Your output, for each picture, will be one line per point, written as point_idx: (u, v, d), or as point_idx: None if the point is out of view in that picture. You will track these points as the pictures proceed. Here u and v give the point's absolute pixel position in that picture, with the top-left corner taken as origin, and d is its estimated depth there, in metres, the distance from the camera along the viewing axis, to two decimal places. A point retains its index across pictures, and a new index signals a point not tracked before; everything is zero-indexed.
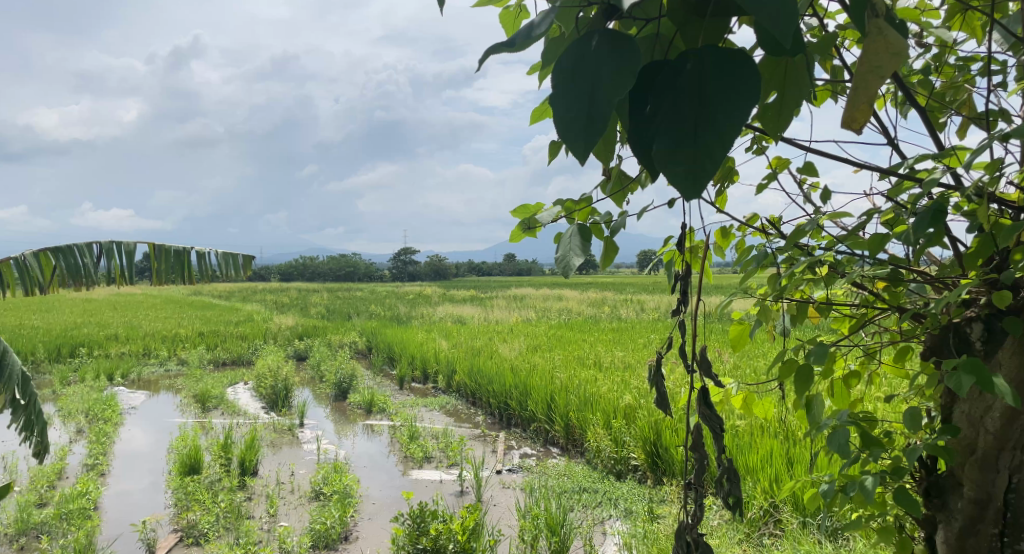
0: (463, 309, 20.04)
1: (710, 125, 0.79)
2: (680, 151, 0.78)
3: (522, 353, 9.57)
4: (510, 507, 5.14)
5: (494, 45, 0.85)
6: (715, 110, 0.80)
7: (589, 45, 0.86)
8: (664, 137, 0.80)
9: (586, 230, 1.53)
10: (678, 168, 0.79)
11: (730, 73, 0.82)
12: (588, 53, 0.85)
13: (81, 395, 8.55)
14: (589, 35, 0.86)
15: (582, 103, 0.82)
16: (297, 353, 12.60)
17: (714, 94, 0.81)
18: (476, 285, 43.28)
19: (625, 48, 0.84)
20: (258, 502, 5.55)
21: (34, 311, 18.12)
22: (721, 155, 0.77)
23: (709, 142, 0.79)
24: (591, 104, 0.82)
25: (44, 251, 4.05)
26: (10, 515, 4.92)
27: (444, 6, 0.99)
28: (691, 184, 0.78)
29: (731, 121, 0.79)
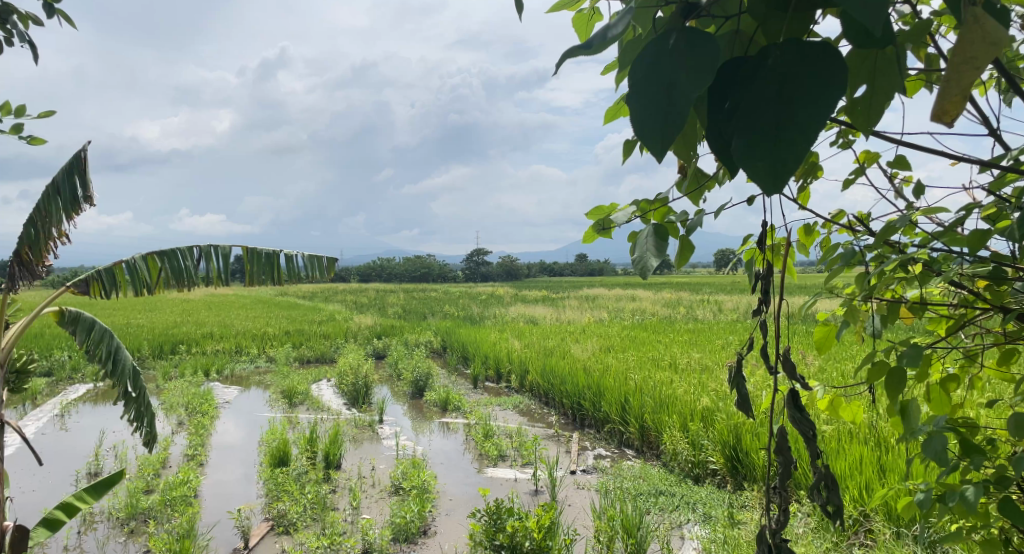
0: (536, 309, 20.14)
1: (793, 120, 0.79)
2: (761, 148, 0.79)
3: (594, 354, 9.51)
4: (585, 508, 5.13)
5: (572, 49, 0.88)
6: (798, 104, 0.80)
7: (667, 43, 0.87)
8: (744, 133, 0.81)
9: (661, 230, 1.54)
10: (758, 163, 0.79)
11: (814, 66, 0.82)
12: (667, 51, 0.87)
13: (181, 389, 9.16)
14: (668, 33, 0.88)
15: (659, 100, 0.84)
16: (375, 352, 12.99)
17: (796, 87, 0.81)
18: (549, 286, 43.34)
19: (703, 44, 0.85)
20: (342, 494, 5.78)
21: (138, 311, 19.53)
22: (804, 149, 0.77)
23: (792, 137, 0.79)
24: (668, 101, 0.84)
25: (151, 254, 4.41)
26: (121, 499, 5.31)
27: (521, 10, 1.03)
28: (772, 181, 0.78)
29: (814, 116, 0.79)
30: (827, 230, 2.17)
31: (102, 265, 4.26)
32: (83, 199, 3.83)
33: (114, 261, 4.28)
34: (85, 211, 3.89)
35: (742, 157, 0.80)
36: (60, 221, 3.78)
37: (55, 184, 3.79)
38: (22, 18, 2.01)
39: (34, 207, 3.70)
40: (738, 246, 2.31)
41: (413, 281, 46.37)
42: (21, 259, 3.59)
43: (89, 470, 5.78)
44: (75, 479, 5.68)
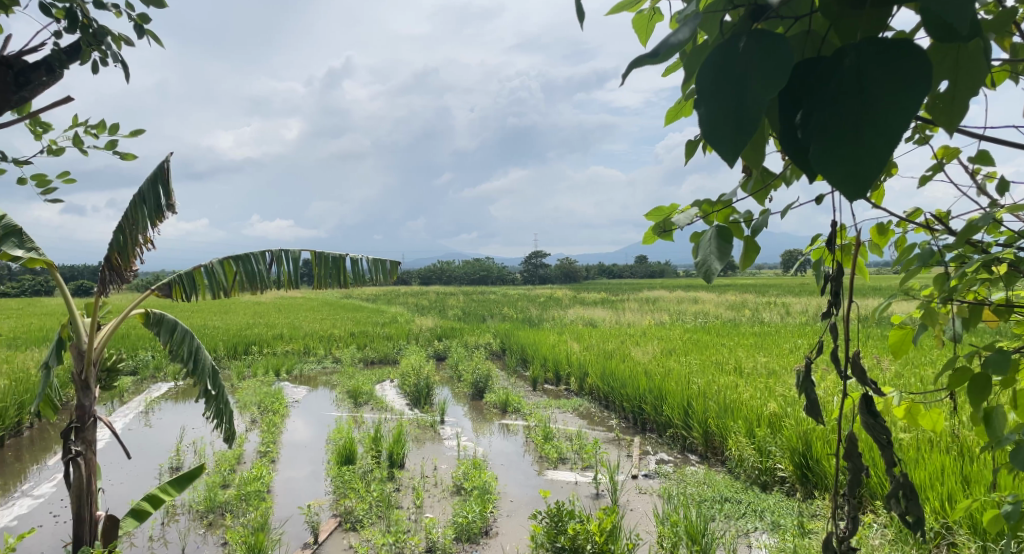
0: (595, 311, 19.99)
1: (872, 121, 0.78)
2: (840, 148, 0.78)
3: (656, 357, 9.38)
4: (648, 513, 5.07)
5: (637, 59, 0.92)
6: (878, 105, 0.79)
7: (736, 47, 0.87)
8: (823, 134, 0.80)
9: (724, 232, 1.53)
10: (839, 164, 0.78)
11: (895, 65, 0.81)
12: (736, 54, 0.87)
13: (254, 388, 9.54)
14: (737, 37, 0.88)
15: (730, 106, 0.85)
16: (436, 354, 13.19)
17: (876, 86, 0.80)
18: (608, 287, 42.95)
19: (776, 45, 0.85)
20: (406, 493, 5.89)
21: (214, 313, 20.48)
22: (887, 150, 0.76)
23: (872, 139, 0.78)
24: (740, 106, 0.84)
25: (227, 259, 4.63)
26: (200, 493, 5.58)
27: (582, 18, 1.06)
28: (854, 183, 0.77)
29: (895, 116, 0.78)
30: (902, 229, 2.09)
31: (183, 269, 4.50)
32: (166, 207, 4.06)
33: (194, 266, 4.51)
34: (167, 218, 4.10)
35: (819, 160, 0.79)
36: (146, 228, 4.01)
37: (141, 194, 4.02)
38: (115, 40, 2.15)
39: (122, 215, 3.93)
40: (806, 246, 2.24)
41: (473, 284, 46.82)
42: (111, 265, 3.85)
43: (171, 465, 6.10)
44: (159, 473, 6.01)
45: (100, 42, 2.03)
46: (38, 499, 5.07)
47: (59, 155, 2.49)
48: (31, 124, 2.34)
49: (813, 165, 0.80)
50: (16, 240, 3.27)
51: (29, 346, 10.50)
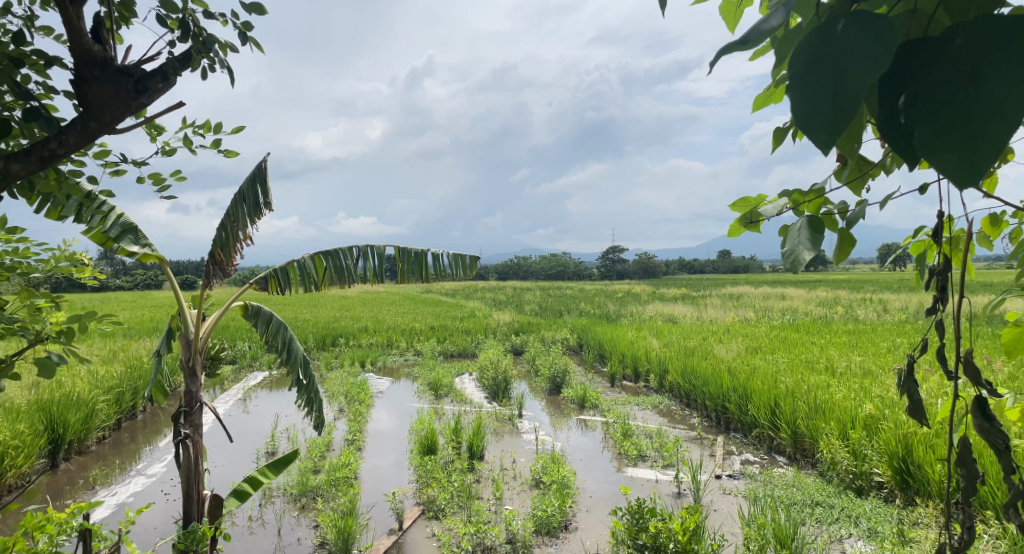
0: (675, 307, 19.58)
1: (987, 103, 0.77)
2: (949, 134, 0.77)
3: (739, 355, 9.09)
4: (734, 514, 4.92)
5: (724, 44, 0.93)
6: (991, 85, 0.77)
7: (835, 29, 0.88)
8: (929, 120, 0.79)
9: (816, 223, 1.50)
10: (949, 149, 0.77)
11: (1010, 43, 0.79)
12: (834, 36, 0.88)
13: (341, 379, 9.94)
14: (834, 20, 0.89)
15: (828, 89, 0.85)
16: (514, 348, 13.30)
17: (989, 67, 0.79)
18: (688, 283, 41.88)
19: (874, 27, 0.85)
20: (486, 484, 5.99)
21: (303, 306, 21.44)
22: (1001, 132, 0.75)
23: (988, 122, 0.76)
24: (840, 89, 0.85)
25: (318, 254, 4.83)
26: (294, 478, 5.88)
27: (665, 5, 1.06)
28: (966, 170, 0.76)
29: (1012, 95, 0.76)
30: (1018, 220, 1.94)
31: (278, 263, 4.77)
32: (263, 205, 4.27)
33: (287, 261, 4.74)
34: (265, 215, 4.32)
35: (925, 146, 0.78)
36: (246, 225, 4.24)
37: (241, 192, 4.26)
38: (222, 47, 2.28)
39: (224, 213, 4.18)
40: (906, 239, 2.11)
41: (550, 280, 46.79)
42: (214, 260, 4.10)
43: (267, 450, 6.45)
44: (256, 457, 6.36)
45: (208, 49, 2.16)
46: (151, 478, 5.47)
47: (171, 156, 2.66)
48: (147, 127, 2.52)
49: (920, 150, 0.78)
50: (132, 236, 3.52)
51: (141, 335, 11.34)
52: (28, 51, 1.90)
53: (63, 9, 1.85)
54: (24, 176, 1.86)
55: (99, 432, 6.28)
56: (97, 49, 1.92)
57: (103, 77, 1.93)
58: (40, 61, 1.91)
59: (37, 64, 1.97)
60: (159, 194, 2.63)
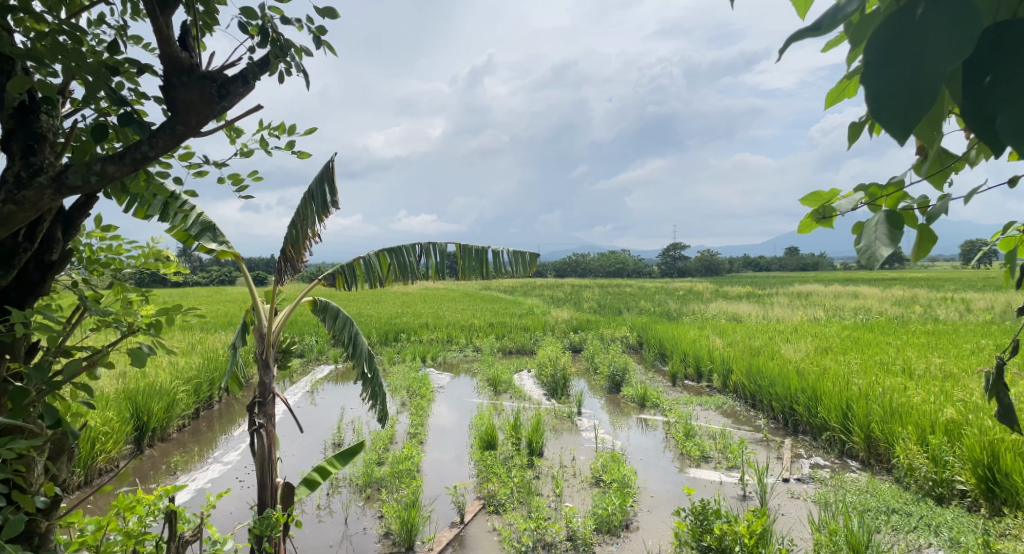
0: (739, 305, 19.05)
1: None
2: None
3: (808, 355, 8.79)
4: (803, 519, 4.78)
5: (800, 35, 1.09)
6: None
7: (914, 14, 0.97)
8: (1010, 111, 0.92)
9: (895, 217, 1.45)
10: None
11: None
12: (913, 21, 0.97)
13: (403, 374, 10.14)
14: (913, 3, 0.98)
15: (906, 75, 0.96)
16: (573, 346, 13.25)
17: None
18: (752, 281, 40.77)
19: (952, 15, 0.95)
20: (546, 481, 6.00)
21: (366, 302, 21.96)
22: None
23: None
24: (917, 77, 0.95)
25: (383, 251, 4.94)
26: (360, 469, 6.04)
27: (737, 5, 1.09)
28: None
29: None
30: None
31: (345, 260, 4.90)
32: (330, 203, 4.38)
33: (354, 258, 4.87)
34: (332, 214, 4.44)
35: (1006, 136, 0.92)
36: (314, 224, 4.38)
37: (310, 192, 4.41)
38: (297, 51, 2.36)
39: (295, 212, 4.34)
40: (994, 234, 1.99)
41: (608, 276, 46.34)
42: (286, 256, 4.27)
43: (334, 441, 6.66)
44: (324, 448, 6.57)
45: (285, 54, 2.24)
46: (227, 465, 5.73)
47: (249, 157, 2.77)
48: (228, 130, 2.64)
49: (1004, 140, 0.92)
50: (211, 234, 3.69)
51: (217, 329, 11.88)
52: (121, 59, 2.02)
53: (155, 19, 1.96)
54: (119, 177, 1.95)
55: (180, 420, 6.61)
56: (183, 56, 2.03)
57: (189, 82, 2.03)
58: (133, 69, 2.02)
59: (129, 72, 2.09)
60: (238, 195, 2.74)
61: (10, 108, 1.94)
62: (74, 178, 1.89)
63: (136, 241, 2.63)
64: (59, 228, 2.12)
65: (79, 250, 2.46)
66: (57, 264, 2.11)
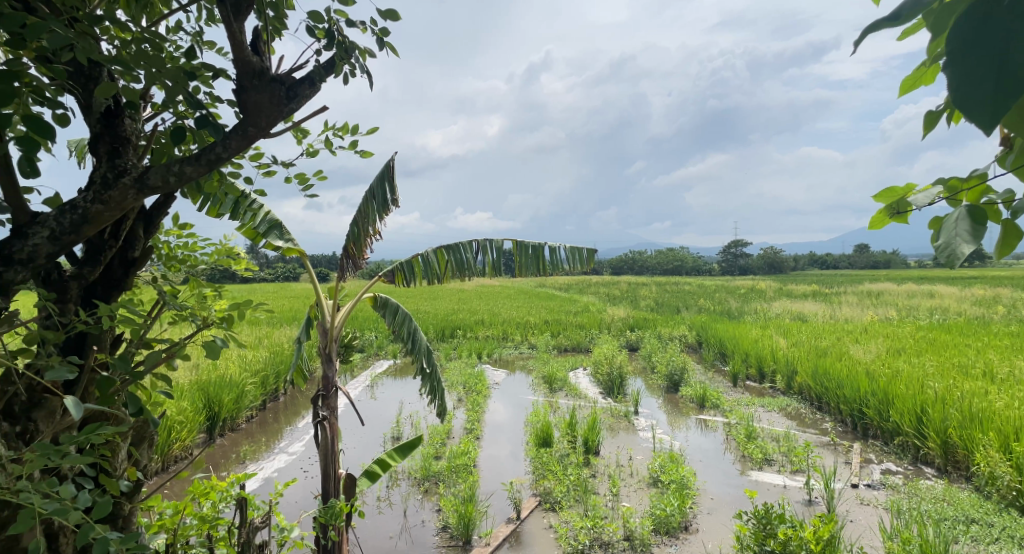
0: (804, 305, 18.44)
1: None
2: None
3: (879, 357, 8.43)
4: (874, 527, 4.59)
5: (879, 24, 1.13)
6: None
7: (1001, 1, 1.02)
8: None
9: (978, 212, 1.39)
10: None
11: None
12: (1002, 7, 1.01)
13: (460, 370, 10.25)
14: None
15: (993, 68, 1.01)
16: (630, 345, 13.11)
17: None
18: (817, 278, 39.43)
19: None
20: (602, 480, 5.96)
21: (424, 299, 22.30)
22: None
23: None
24: (1007, 68, 1.00)
25: (440, 248, 5.01)
26: (418, 463, 6.15)
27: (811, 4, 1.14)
28: None
29: None
30: None
31: (404, 257, 4.99)
32: (389, 202, 4.45)
33: (413, 255, 4.95)
34: (392, 212, 4.51)
35: None
36: (375, 222, 4.47)
37: (371, 190, 4.50)
38: (362, 53, 2.41)
39: (356, 210, 4.44)
40: None
41: (667, 274, 45.61)
42: (347, 253, 4.37)
43: (392, 435, 6.79)
44: (383, 441, 6.72)
45: (350, 56, 2.29)
46: (292, 456, 5.92)
47: (315, 157, 2.85)
48: (294, 131, 2.72)
49: None
50: (278, 232, 3.81)
51: (282, 324, 12.30)
52: (198, 64, 2.11)
53: (228, 24, 2.03)
54: (195, 177, 2.04)
55: (248, 411, 6.87)
56: (254, 59, 2.10)
57: (260, 86, 2.10)
58: (208, 73, 2.10)
59: (205, 76, 2.18)
60: (304, 193, 2.83)
61: (98, 112, 2.06)
62: (154, 178, 1.98)
63: (210, 239, 2.76)
64: (140, 227, 2.23)
65: (158, 247, 2.59)
66: (138, 261, 2.23)
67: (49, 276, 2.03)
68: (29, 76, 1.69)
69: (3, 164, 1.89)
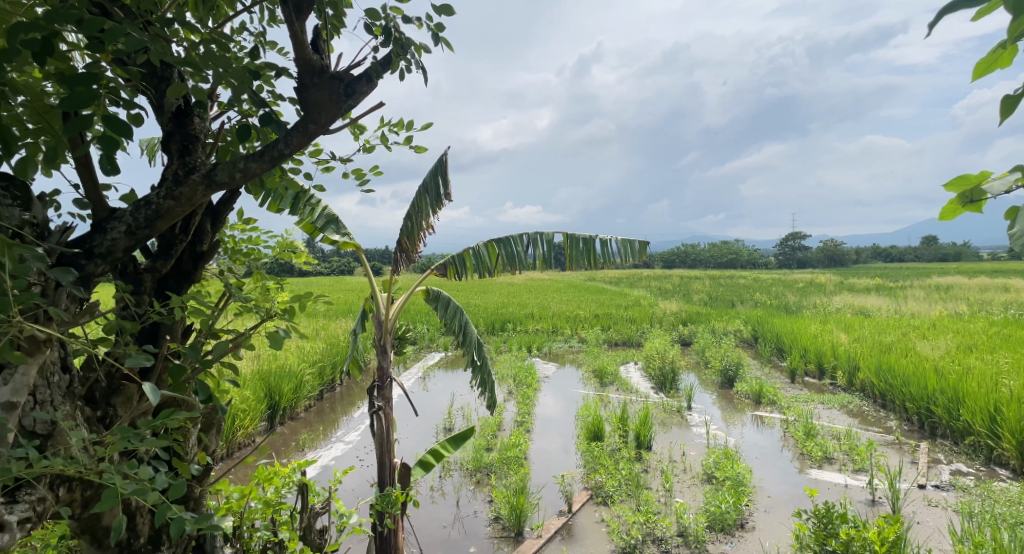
0: (868, 298, 17.75)
1: None
2: None
3: (948, 353, 8.08)
4: (943, 529, 4.41)
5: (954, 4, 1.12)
6: None
7: None
8: None
9: None
10: None
11: None
12: None
13: (510, 363, 10.32)
14: None
15: None
16: (683, 339, 12.92)
17: None
18: (881, 271, 37.94)
19: None
20: (655, 475, 5.90)
21: (475, 292, 22.52)
22: None
23: None
24: None
25: (491, 242, 5.02)
26: (470, 454, 6.21)
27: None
28: None
29: None
30: None
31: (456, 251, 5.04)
32: (443, 196, 4.49)
33: (464, 249, 4.99)
34: (446, 206, 4.55)
35: None
36: (428, 216, 4.52)
37: (425, 185, 4.56)
38: (417, 49, 2.44)
39: (410, 205, 4.51)
40: None
41: (721, 267, 44.67)
42: (401, 247, 4.45)
43: (444, 426, 6.89)
44: (436, 432, 6.81)
45: (406, 52, 2.32)
46: (349, 445, 6.07)
47: (371, 152, 2.91)
48: (352, 127, 2.78)
49: None
50: (335, 226, 3.90)
51: (337, 316, 12.61)
52: (261, 63, 2.17)
53: (291, 24, 2.09)
54: (259, 173, 2.11)
55: (307, 400, 7.09)
56: (315, 58, 2.16)
57: (320, 83, 2.16)
58: (271, 72, 2.16)
59: (268, 75, 2.24)
60: (361, 188, 2.88)
61: (169, 112, 2.16)
62: (221, 175, 2.05)
63: (272, 233, 2.85)
64: (208, 222, 2.32)
65: (224, 241, 2.69)
66: (206, 254, 2.32)
67: (125, 269, 2.13)
68: (106, 78, 1.78)
69: (83, 162, 1.99)
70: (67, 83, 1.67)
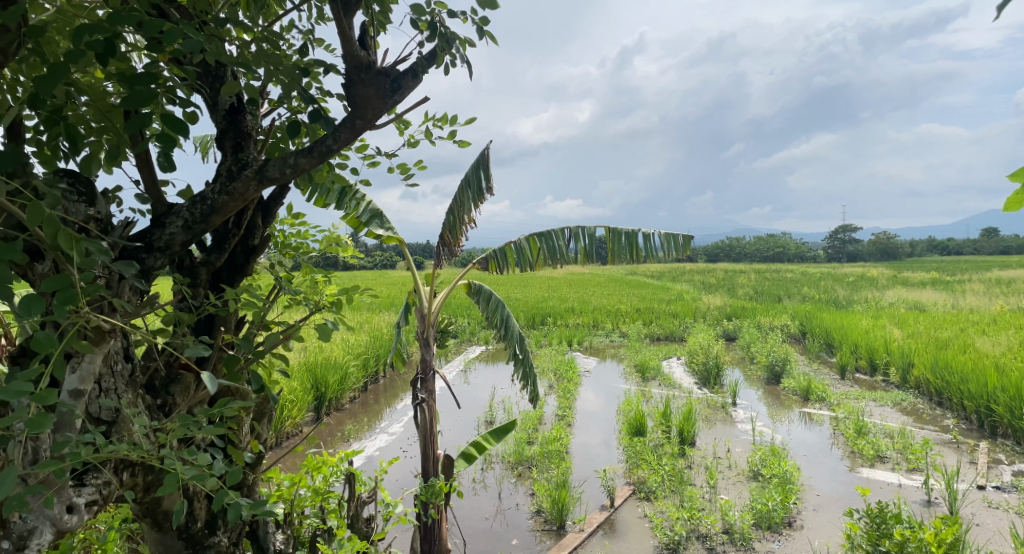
0: (924, 293, 17.11)
1: None
2: None
3: (1010, 349, 7.75)
4: (1004, 532, 4.24)
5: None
6: None
7: None
8: None
9: None
10: None
11: None
12: None
13: (551, 358, 10.31)
14: None
15: None
16: (727, 334, 12.69)
17: None
18: (936, 265, 36.55)
19: None
20: (698, 471, 5.83)
21: (515, 286, 22.57)
22: None
23: None
24: None
25: (533, 235, 5.02)
26: (512, 447, 6.24)
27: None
28: None
29: None
30: None
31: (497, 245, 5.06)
32: (485, 189, 4.50)
33: (506, 243, 4.99)
34: (487, 199, 4.56)
35: None
36: (470, 210, 4.55)
37: (467, 178, 4.57)
38: (462, 43, 2.45)
39: (452, 198, 4.54)
40: None
41: (766, 261, 43.72)
42: (443, 241, 4.48)
43: (486, 419, 6.93)
44: (477, 425, 6.86)
45: (451, 46, 2.34)
46: (392, 436, 6.16)
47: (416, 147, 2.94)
48: (397, 122, 2.81)
49: None
50: (379, 221, 3.96)
51: (380, 310, 12.80)
52: (310, 61, 2.21)
53: (339, 21, 2.12)
54: (308, 168, 2.15)
55: (352, 392, 7.22)
56: (362, 54, 2.18)
57: (366, 79, 2.18)
58: (320, 69, 2.20)
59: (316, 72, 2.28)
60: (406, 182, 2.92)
61: (223, 109, 2.22)
62: (272, 170, 2.10)
63: (320, 227, 2.90)
64: (259, 216, 2.39)
65: (274, 236, 2.76)
66: (258, 248, 2.38)
67: (182, 262, 2.21)
68: (164, 78, 1.84)
69: (143, 159, 2.06)
70: (127, 83, 1.73)
